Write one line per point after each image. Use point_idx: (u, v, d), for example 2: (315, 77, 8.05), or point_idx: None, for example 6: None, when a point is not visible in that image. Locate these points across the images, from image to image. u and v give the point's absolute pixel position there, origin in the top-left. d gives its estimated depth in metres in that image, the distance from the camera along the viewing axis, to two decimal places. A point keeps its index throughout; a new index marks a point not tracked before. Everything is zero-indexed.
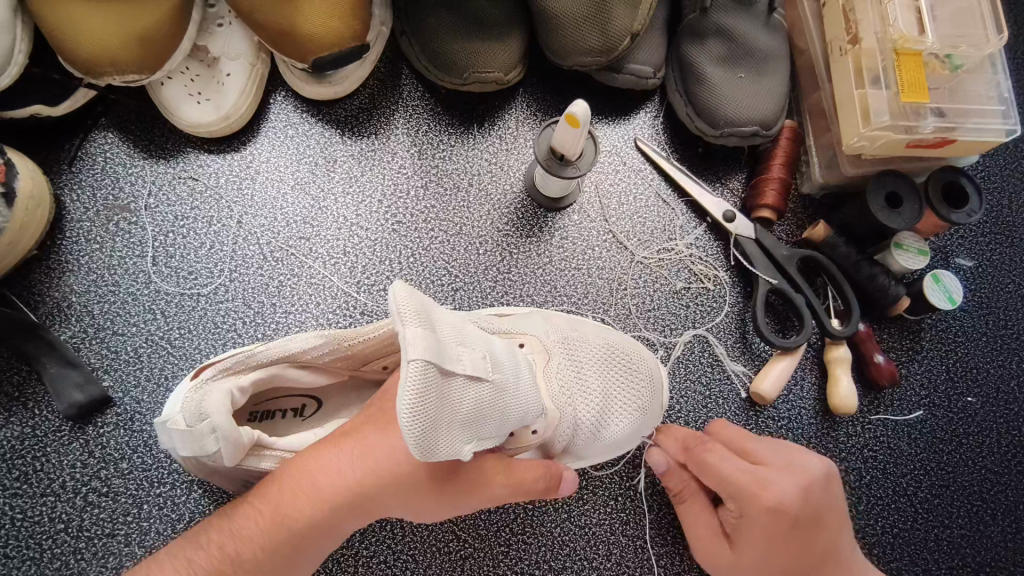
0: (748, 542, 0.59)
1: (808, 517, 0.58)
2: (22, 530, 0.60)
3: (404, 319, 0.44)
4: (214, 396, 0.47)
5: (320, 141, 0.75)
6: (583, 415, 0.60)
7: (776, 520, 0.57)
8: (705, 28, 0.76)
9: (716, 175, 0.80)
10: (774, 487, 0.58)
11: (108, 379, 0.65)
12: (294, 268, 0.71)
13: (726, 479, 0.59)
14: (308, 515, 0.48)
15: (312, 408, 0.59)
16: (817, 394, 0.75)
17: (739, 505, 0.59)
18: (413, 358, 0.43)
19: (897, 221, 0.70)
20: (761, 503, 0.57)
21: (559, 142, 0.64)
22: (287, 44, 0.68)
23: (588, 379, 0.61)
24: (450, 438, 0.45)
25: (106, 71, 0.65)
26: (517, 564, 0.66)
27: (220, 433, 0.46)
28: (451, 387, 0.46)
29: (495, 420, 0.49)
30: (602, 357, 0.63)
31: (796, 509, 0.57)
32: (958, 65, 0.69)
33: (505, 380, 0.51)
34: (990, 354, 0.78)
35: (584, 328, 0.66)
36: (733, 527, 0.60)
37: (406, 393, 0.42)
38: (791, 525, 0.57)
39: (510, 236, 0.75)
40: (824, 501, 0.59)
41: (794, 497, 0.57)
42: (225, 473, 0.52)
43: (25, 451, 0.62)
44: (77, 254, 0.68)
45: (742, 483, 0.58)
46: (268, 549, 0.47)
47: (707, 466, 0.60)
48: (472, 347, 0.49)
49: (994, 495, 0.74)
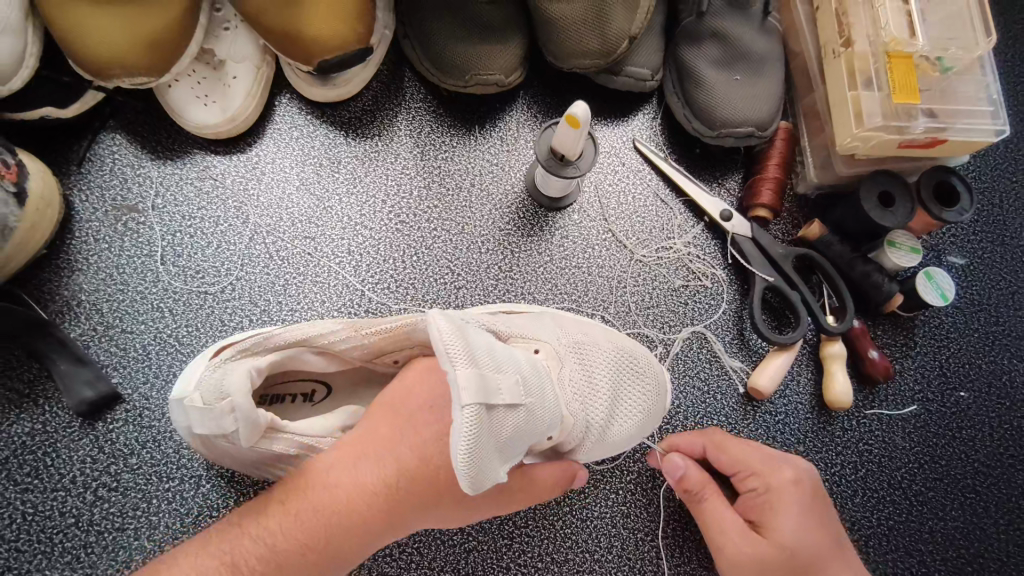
0: (776, 517, 0.58)
1: (822, 499, 0.61)
2: (33, 525, 0.61)
3: (452, 359, 0.45)
4: (236, 374, 0.49)
5: (324, 143, 0.76)
6: (592, 416, 0.61)
7: (800, 490, 0.60)
8: (701, 32, 0.78)
9: (713, 175, 0.81)
10: (791, 462, 0.62)
11: (118, 375, 0.66)
12: (300, 267, 0.72)
13: (746, 456, 0.63)
14: (347, 534, 0.50)
15: (322, 394, 0.61)
16: (813, 389, 0.76)
17: (764, 481, 0.61)
18: (466, 404, 0.44)
19: (890, 221, 0.72)
20: (783, 476, 0.61)
21: (559, 141, 0.66)
22: (291, 47, 0.69)
23: (597, 380, 0.62)
24: (498, 466, 0.47)
25: (116, 73, 0.66)
26: (521, 557, 0.67)
27: (239, 413, 0.47)
28: (497, 420, 0.47)
29: (528, 442, 0.51)
30: (609, 359, 0.64)
31: (811, 483, 0.61)
32: (948, 67, 0.71)
33: (538, 401, 0.52)
34: (982, 350, 0.80)
35: (592, 331, 0.66)
36: (758, 506, 0.60)
37: (459, 437, 0.44)
38: (810, 497, 0.60)
39: (511, 235, 0.76)
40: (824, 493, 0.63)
41: (807, 475, 0.62)
42: (236, 455, 0.54)
43: (36, 447, 0.63)
44: (86, 253, 0.69)
45: (760, 460, 0.62)
46: (314, 569, 0.49)
47: (728, 450, 0.64)
48: (509, 372, 0.49)
49: (987, 487, 0.76)
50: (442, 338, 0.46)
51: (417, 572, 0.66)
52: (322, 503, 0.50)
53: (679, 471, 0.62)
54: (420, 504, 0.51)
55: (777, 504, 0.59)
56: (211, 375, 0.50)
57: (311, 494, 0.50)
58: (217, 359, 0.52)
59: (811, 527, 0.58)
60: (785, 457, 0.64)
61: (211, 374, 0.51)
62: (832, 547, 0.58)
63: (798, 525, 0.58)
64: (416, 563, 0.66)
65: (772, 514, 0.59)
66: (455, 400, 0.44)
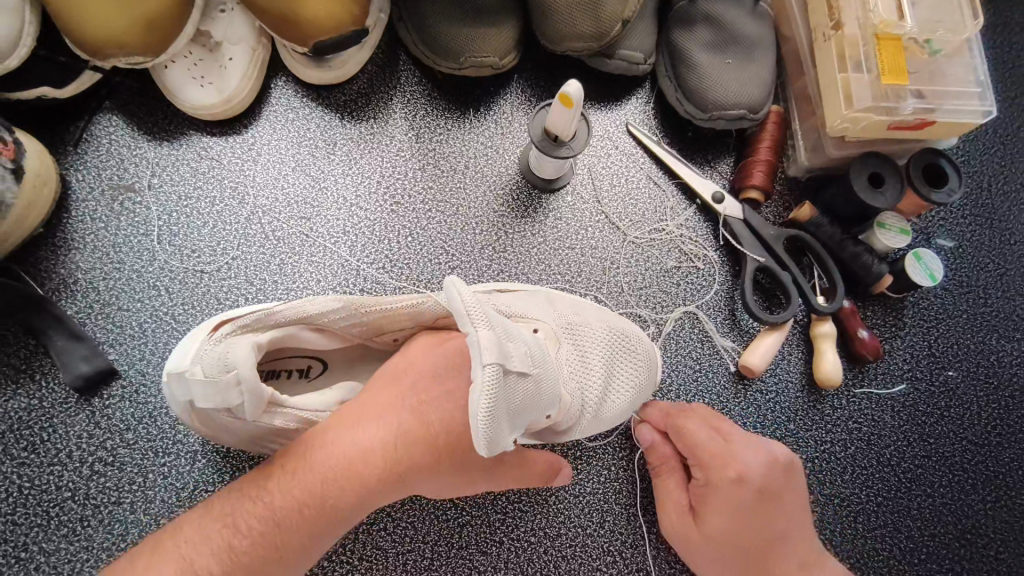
0: (711, 513, 0.60)
1: (770, 493, 0.59)
2: (30, 498, 0.62)
3: (474, 321, 0.46)
4: (239, 349, 0.49)
5: (319, 125, 0.76)
6: (587, 395, 0.62)
7: (739, 490, 0.59)
8: (693, 16, 0.79)
9: (705, 158, 0.82)
10: (741, 459, 0.60)
11: (114, 352, 0.67)
12: (296, 246, 0.73)
13: (697, 447, 0.62)
14: (345, 496, 0.50)
15: (317, 370, 0.61)
16: (803, 368, 0.77)
17: (706, 476, 0.61)
18: (487, 363, 0.45)
19: (878, 202, 0.73)
20: (726, 472, 0.60)
21: (553, 121, 0.67)
22: (287, 29, 0.70)
23: (590, 358, 0.64)
24: (506, 432, 0.48)
25: (113, 53, 0.66)
26: (514, 531, 0.68)
27: (246, 385, 0.48)
28: (510, 384, 0.48)
29: (533, 412, 0.52)
30: (603, 338, 0.65)
31: (757, 482, 0.59)
32: (936, 49, 0.72)
33: (544, 372, 0.53)
34: (970, 331, 0.81)
35: (585, 309, 0.67)
36: (699, 498, 0.62)
37: (480, 396, 0.44)
38: (751, 498, 0.59)
39: (505, 217, 0.77)
40: (784, 482, 0.60)
41: (758, 469, 0.60)
42: (232, 430, 0.54)
43: (32, 422, 0.64)
44: (83, 232, 0.69)
45: (710, 453, 0.61)
46: (312, 530, 0.49)
47: (684, 433, 0.63)
48: (519, 342, 0.50)
49: (974, 465, 0.77)
50: (462, 302, 0.47)
51: (411, 546, 0.66)
52: (319, 464, 0.50)
53: (648, 442, 0.66)
54: (418, 466, 0.51)
55: (710, 501, 0.60)
56: (211, 350, 0.50)
57: (309, 457, 0.50)
58: (216, 334, 0.52)
59: (743, 526, 0.59)
60: (745, 445, 0.61)
61: (210, 349, 0.50)
62: (768, 543, 0.59)
63: (726, 526, 0.59)
64: (410, 538, 0.67)
65: (706, 510, 0.61)
66: (474, 360, 0.45)
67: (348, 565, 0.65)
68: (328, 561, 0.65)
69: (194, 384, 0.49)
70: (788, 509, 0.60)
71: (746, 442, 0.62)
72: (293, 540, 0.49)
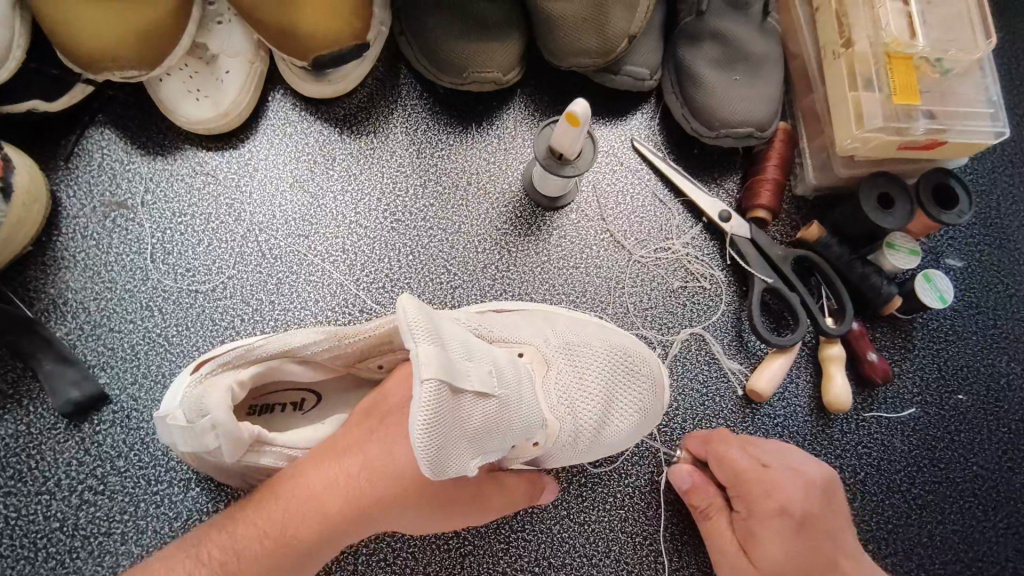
0: (760, 546, 0.59)
1: (815, 520, 0.59)
2: (16, 529, 0.59)
3: (416, 337, 0.44)
4: (216, 392, 0.47)
5: (318, 139, 0.75)
6: (584, 422, 0.59)
7: (783, 518, 0.59)
8: (701, 31, 0.77)
9: (711, 175, 0.81)
10: (783, 485, 0.60)
11: (104, 375, 0.65)
12: (293, 265, 0.71)
13: (738, 473, 0.62)
14: (309, 532, 0.48)
15: (311, 403, 0.59)
16: (811, 392, 0.76)
17: (749, 504, 0.61)
18: (425, 378, 0.43)
19: (889, 222, 0.71)
20: (768, 501, 0.59)
21: (558, 139, 0.65)
22: (286, 42, 0.68)
23: (589, 380, 0.60)
24: (459, 453, 0.46)
25: (105, 66, 0.64)
26: (517, 562, 0.66)
27: (220, 429, 0.46)
28: (461, 404, 0.46)
29: (503, 434, 0.50)
30: (606, 358, 0.62)
31: (801, 508, 0.59)
32: (947, 69, 0.71)
33: (511, 392, 0.50)
34: (980, 353, 0.80)
35: (584, 329, 0.65)
36: (743, 531, 0.61)
37: (417, 415, 0.43)
38: (798, 523, 0.58)
39: (508, 235, 0.75)
40: (827, 507, 0.60)
41: (800, 496, 0.59)
42: (223, 466, 0.52)
43: (19, 449, 0.61)
44: (74, 250, 0.67)
45: (752, 480, 0.61)
46: (271, 567, 0.47)
47: (722, 459, 0.63)
48: (480, 361, 0.49)
49: (985, 491, 0.75)
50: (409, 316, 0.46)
51: None
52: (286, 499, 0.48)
53: (688, 483, 0.65)
54: (390, 505, 0.49)
55: (757, 532, 0.59)
56: (190, 391, 0.49)
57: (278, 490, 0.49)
58: (196, 373, 0.50)
59: (795, 559, 0.58)
60: (785, 470, 0.61)
61: (189, 390, 0.49)
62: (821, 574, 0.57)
63: (775, 555, 0.58)
64: (410, 568, 0.65)
65: (753, 541, 0.60)
66: (414, 374, 0.43)
67: None
68: None
69: (175, 427, 0.48)
70: (838, 539, 0.59)
71: (784, 468, 0.62)
72: (252, 575, 0.47)
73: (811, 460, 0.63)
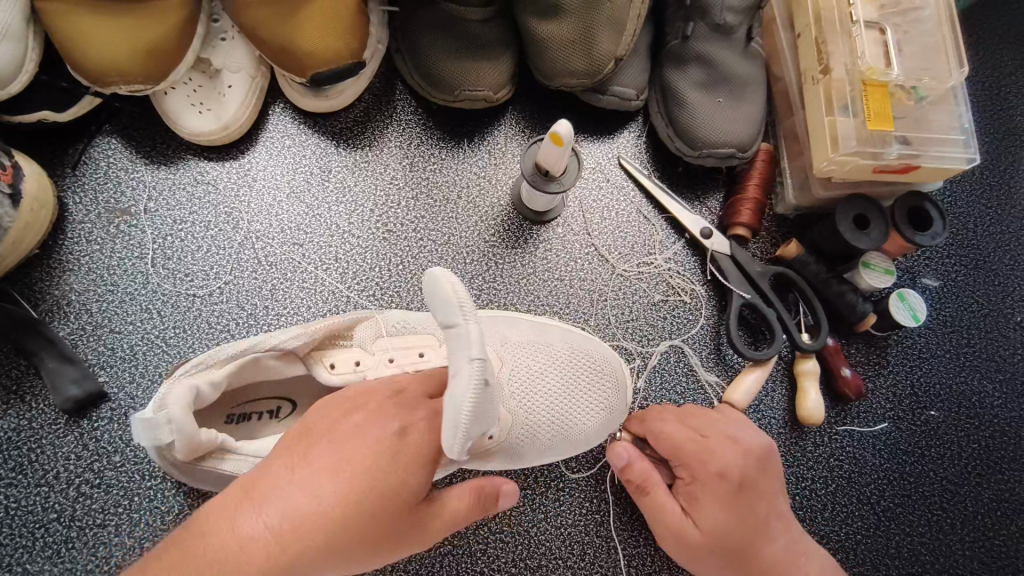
0: (702, 508, 0.61)
1: (750, 483, 0.62)
2: (16, 519, 0.62)
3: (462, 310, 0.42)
4: (178, 390, 0.49)
5: (315, 152, 0.78)
6: (546, 421, 0.62)
7: (723, 482, 0.61)
8: (686, 54, 0.80)
9: (695, 193, 0.83)
10: (720, 452, 0.62)
11: (104, 374, 0.68)
12: (287, 272, 0.74)
13: (677, 447, 0.64)
14: None
15: (287, 411, 0.61)
16: (786, 405, 0.78)
17: (691, 471, 0.63)
18: (475, 362, 0.42)
19: (867, 243, 0.73)
20: (709, 466, 0.62)
21: (544, 157, 0.68)
22: (286, 60, 0.71)
23: (548, 381, 0.63)
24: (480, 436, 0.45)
25: (111, 81, 0.67)
26: (494, 563, 0.68)
27: (175, 425, 0.47)
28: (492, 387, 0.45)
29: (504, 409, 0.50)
30: (567, 362, 0.65)
31: (739, 473, 0.62)
32: (922, 97, 0.74)
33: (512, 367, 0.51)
34: (953, 371, 0.82)
35: (549, 333, 0.67)
36: (687, 497, 0.62)
37: (466, 403, 0.41)
38: (735, 488, 0.61)
39: (496, 247, 0.78)
40: (762, 470, 0.63)
41: (739, 462, 0.62)
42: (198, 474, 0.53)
43: (21, 442, 0.64)
44: (78, 254, 0.70)
45: (692, 449, 0.63)
46: None
47: (662, 434, 0.66)
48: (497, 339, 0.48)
49: (954, 505, 0.78)
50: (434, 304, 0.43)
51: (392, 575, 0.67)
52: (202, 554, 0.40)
53: (624, 459, 0.64)
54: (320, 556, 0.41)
55: (700, 496, 0.61)
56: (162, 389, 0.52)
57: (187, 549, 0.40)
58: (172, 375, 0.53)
59: (734, 518, 0.60)
60: (723, 441, 0.64)
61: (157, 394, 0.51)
62: (755, 535, 0.60)
63: (719, 519, 0.60)
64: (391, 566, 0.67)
65: (696, 505, 0.61)
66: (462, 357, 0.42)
67: None
68: None
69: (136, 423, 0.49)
70: (770, 498, 0.63)
71: (723, 438, 0.64)
72: None
73: (748, 430, 0.66)
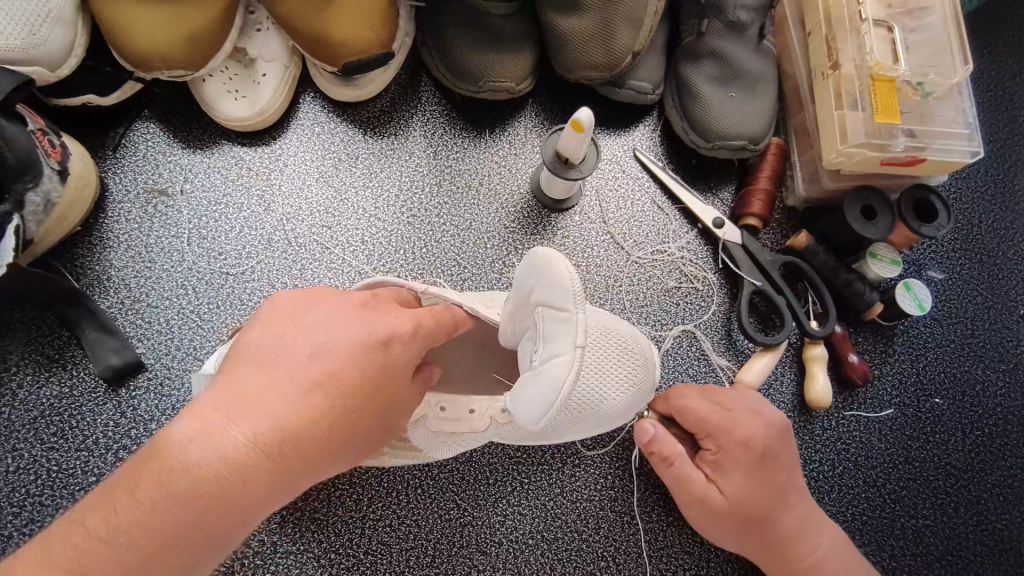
0: (727, 477, 0.63)
1: (771, 453, 0.64)
2: (57, 481, 0.65)
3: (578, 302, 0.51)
4: None
5: (343, 139, 0.81)
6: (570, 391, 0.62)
7: (748, 451, 0.63)
8: (701, 51, 0.83)
9: (708, 185, 0.86)
10: (746, 423, 0.65)
11: (141, 346, 0.71)
12: (316, 253, 0.77)
13: (701, 420, 0.66)
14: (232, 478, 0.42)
15: None
16: (795, 389, 0.81)
17: (718, 442, 0.64)
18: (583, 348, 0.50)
19: (872, 232, 0.76)
20: (734, 436, 0.64)
21: (565, 145, 0.71)
22: (319, 49, 0.74)
23: None
24: None
25: (155, 66, 0.71)
26: (512, 534, 0.71)
27: None
28: None
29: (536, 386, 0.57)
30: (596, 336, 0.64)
31: (762, 442, 0.64)
32: (928, 92, 0.77)
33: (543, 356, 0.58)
34: (957, 360, 0.84)
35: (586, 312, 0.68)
36: (712, 466, 0.64)
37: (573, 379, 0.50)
38: (758, 457, 0.63)
39: (515, 233, 0.81)
40: (781, 439, 0.66)
41: (760, 432, 0.64)
42: None
43: (63, 409, 0.67)
44: (118, 232, 0.74)
45: (716, 422, 0.65)
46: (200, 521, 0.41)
47: (684, 409, 0.67)
48: None
49: (957, 489, 0.80)
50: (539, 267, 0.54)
51: (413, 543, 0.70)
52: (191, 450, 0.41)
53: (650, 436, 0.65)
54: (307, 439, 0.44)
55: (726, 465, 0.63)
56: None
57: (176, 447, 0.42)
58: None
59: (756, 485, 0.63)
60: (744, 412, 0.66)
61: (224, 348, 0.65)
62: (775, 503, 0.64)
63: (743, 485, 0.63)
64: (413, 535, 0.70)
65: (720, 473, 0.64)
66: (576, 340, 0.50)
67: (353, 558, 0.68)
68: (334, 553, 0.68)
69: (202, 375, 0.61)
70: (789, 466, 0.65)
71: (744, 410, 0.67)
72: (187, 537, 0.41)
73: (766, 403, 0.68)
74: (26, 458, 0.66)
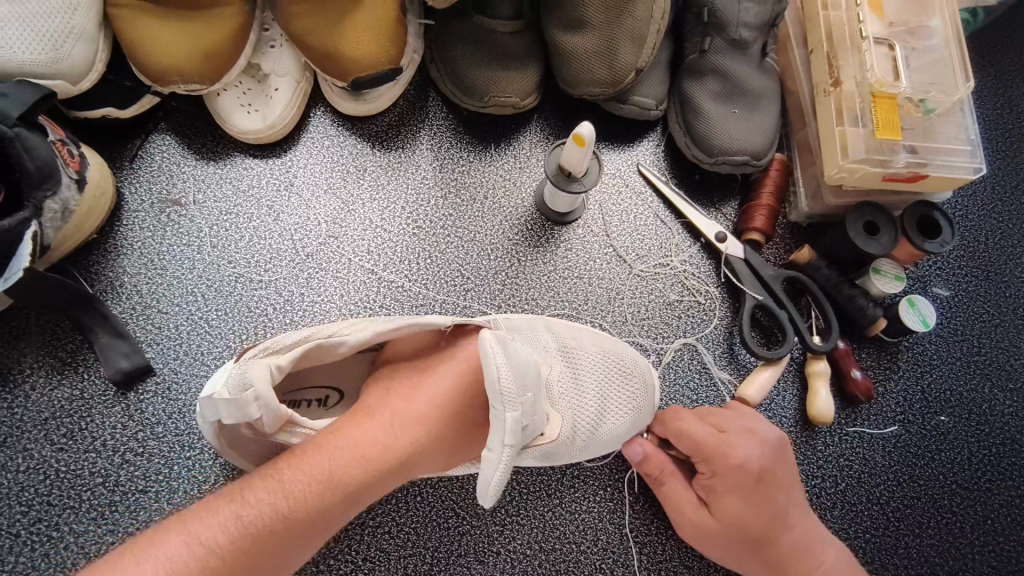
0: (722, 500, 0.63)
1: (768, 475, 0.64)
2: (65, 482, 0.67)
3: (505, 399, 0.51)
4: (257, 367, 0.52)
5: (352, 152, 0.83)
6: (579, 419, 0.66)
7: (742, 475, 0.63)
8: (705, 67, 0.84)
9: (710, 200, 0.87)
10: (741, 446, 0.64)
11: (151, 350, 0.73)
12: (322, 263, 0.78)
13: (698, 445, 0.65)
14: (361, 481, 0.51)
15: (335, 400, 0.67)
16: (797, 404, 0.81)
17: (714, 467, 0.64)
18: (508, 444, 0.51)
19: (873, 247, 0.76)
20: (728, 459, 0.63)
21: (567, 159, 0.72)
22: (330, 66, 0.77)
23: (583, 383, 0.68)
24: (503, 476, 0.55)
25: (172, 80, 0.73)
26: (510, 543, 0.71)
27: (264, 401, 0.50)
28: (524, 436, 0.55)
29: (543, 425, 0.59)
30: (597, 362, 0.69)
31: (758, 465, 0.63)
32: (930, 109, 0.77)
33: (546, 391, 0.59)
34: (963, 378, 0.84)
35: (584, 334, 0.72)
36: (707, 490, 0.65)
37: (495, 471, 0.51)
38: (754, 480, 0.63)
39: (519, 245, 0.82)
40: (778, 462, 0.65)
41: (755, 455, 0.64)
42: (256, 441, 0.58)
43: (73, 411, 0.69)
44: (133, 239, 0.76)
45: (712, 445, 0.65)
46: (315, 513, 0.49)
47: (680, 432, 0.67)
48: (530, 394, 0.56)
49: (963, 509, 0.79)
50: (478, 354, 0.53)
51: (412, 550, 0.70)
52: (339, 445, 0.52)
53: (640, 455, 0.67)
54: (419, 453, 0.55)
55: (721, 489, 0.63)
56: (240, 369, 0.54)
57: (323, 442, 0.52)
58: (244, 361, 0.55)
59: (754, 509, 0.63)
60: (739, 435, 0.66)
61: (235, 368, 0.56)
62: (774, 525, 0.63)
63: (740, 510, 0.63)
64: (411, 542, 0.70)
65: (717, 497, 0.64)
66: (500, 436, 0.51)
67: (354, 564, 0.69)
68: (334, 557, 0.69)
69: (216, 399, 0.52)
70: (787, 488, 0.65)
71: (739, 432, 0.66)
72: (298, 533, 0.48)
73: (764, 423, 0.68)
74: (36, 458, 0.67)
